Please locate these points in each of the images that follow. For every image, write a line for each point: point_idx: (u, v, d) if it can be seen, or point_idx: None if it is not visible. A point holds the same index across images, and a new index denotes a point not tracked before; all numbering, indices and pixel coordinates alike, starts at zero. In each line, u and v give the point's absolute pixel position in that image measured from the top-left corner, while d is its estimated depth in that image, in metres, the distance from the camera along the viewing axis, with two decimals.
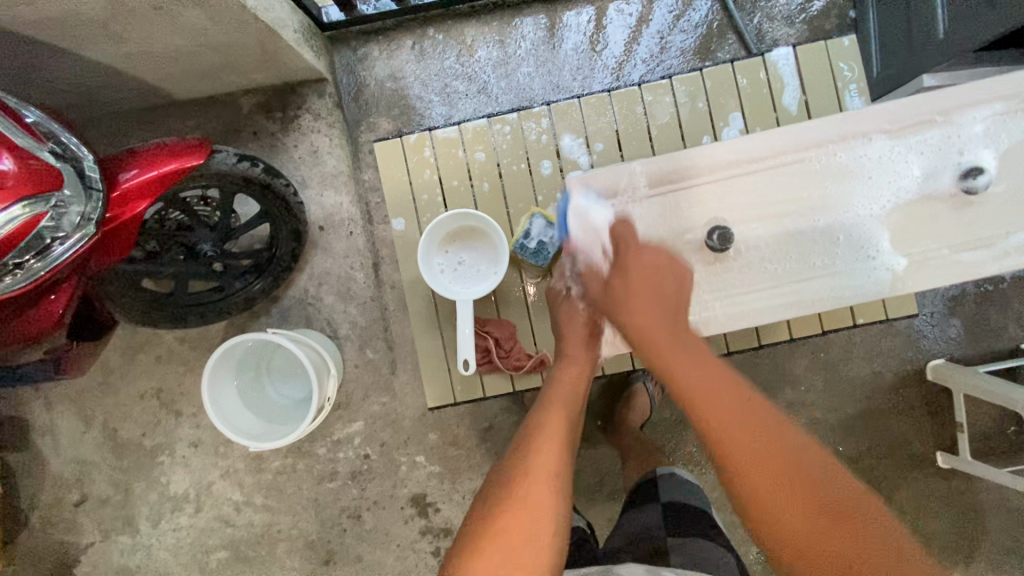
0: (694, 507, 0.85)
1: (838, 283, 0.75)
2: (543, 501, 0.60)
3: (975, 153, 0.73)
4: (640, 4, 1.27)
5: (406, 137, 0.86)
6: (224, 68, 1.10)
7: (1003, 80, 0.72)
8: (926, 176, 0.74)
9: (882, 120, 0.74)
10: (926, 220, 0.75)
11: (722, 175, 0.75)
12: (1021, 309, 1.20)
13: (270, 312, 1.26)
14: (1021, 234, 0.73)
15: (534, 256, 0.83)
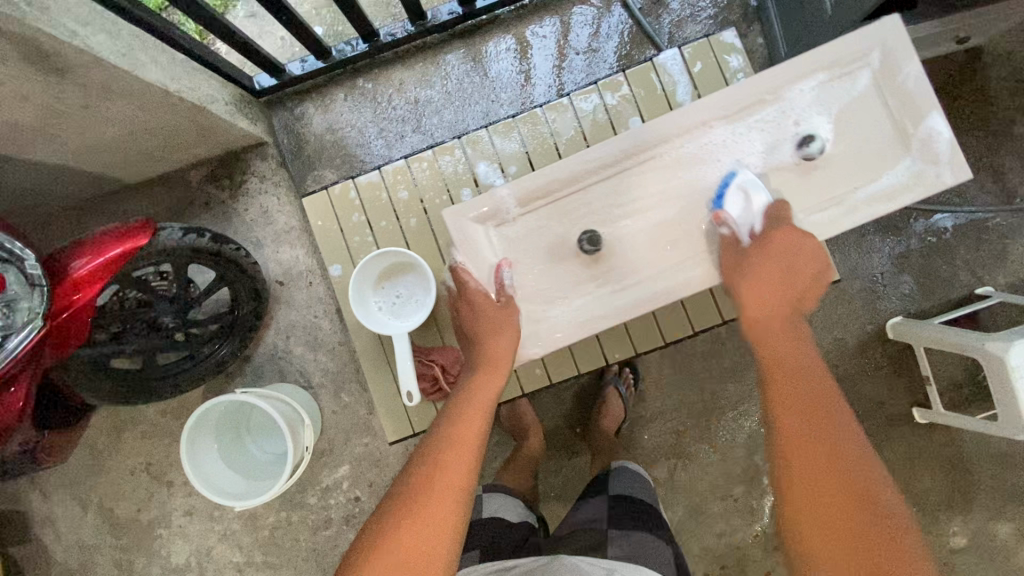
0: (639, 496, 0.94)
1: (693, 275, 0.73)
2: (445, 514, 0.66)
3: (806, 121, 0.72)
4: (553, 25, 1.33)
5: (331, 188, 0.90)
6: (164, 148, 1.15)
7: (820, 50, 0.70)
8: (768, 155, 0.73)
9: (701, 112, 0.73)
10: (774, 194, 0.72)
11: (560, 193, 0.75)
12: (967, 256, 1.22)
13: (244, 371, 1.30)
14: (865, 189, 0.71)
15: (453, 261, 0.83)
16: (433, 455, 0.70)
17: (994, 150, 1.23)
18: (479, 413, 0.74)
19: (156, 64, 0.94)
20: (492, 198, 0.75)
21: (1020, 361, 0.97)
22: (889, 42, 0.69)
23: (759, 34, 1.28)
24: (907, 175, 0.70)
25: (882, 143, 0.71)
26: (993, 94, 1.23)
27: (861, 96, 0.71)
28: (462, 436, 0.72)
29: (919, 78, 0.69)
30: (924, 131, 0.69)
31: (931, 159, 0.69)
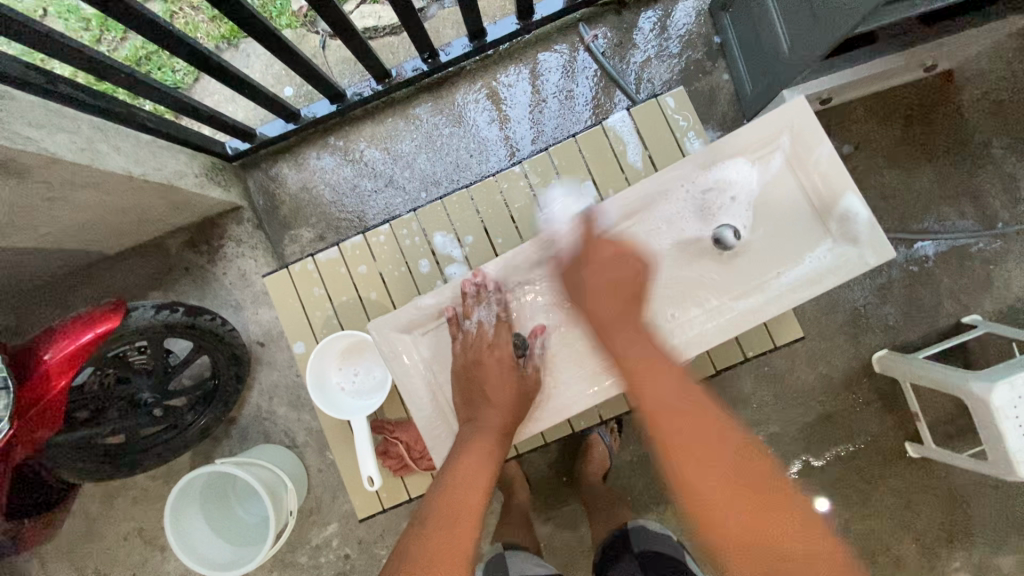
0: (668, 551, 0.88)
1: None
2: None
3: (730, 209, 0.74)
4: (519, 74, 1.33)
5: (292, 267, 0.90)
6: (139, 221, 1.18)
7: (737, 137, 0.72)
8: (686, 238, 0.75)
9: (628, 202, 0.76)
10: (699, 279, 0.74)
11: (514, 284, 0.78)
12: (952, 284, 1.20)
13: (230, 434, 1.31)
14: (787, 271, 0.71)
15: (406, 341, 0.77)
16: (439, 517, 0.62)
17: (973, 174, 1.21)
18: (482, 471, 0.66)
19: (119, 150, 0.99)
20: (441, 296, 0.76)
21: (1003, 400, 0.94)
22: (801, 125, 0.70)
23: (724, 70, 1.28)
24: (830, 257, 0.70)
25: (797, 226, 0.72)
26: (967, 118, 1.21)
27: (777, 178, 0.73)
28: (465, 499, 0.64)
29: (833, 159, 0.69)
30: (842, 213, 0.69)
31: (850, 239, 0.69)
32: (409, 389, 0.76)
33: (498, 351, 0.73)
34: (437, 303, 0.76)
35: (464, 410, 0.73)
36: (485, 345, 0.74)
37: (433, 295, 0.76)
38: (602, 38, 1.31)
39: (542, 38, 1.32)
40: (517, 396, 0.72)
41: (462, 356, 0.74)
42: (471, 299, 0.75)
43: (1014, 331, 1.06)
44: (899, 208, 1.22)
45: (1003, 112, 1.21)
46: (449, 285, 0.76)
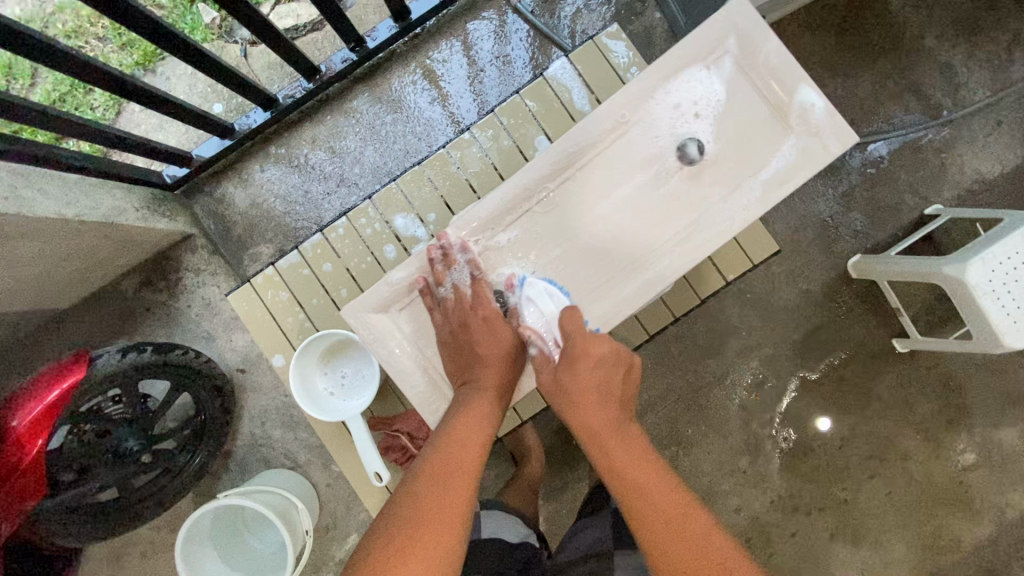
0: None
1: (624, 294, 0.70)
2: (450, 538, 0.59)
3: (689, 124, 0.69)
4: (453, 47, 1.30)
5: (254, 279, 0.87)
6: (86, 267, 1.11)
7: (682, 47, 0.69)
8: (649, 162, 0.70)
9: (584, 135, 0.70)
10: (673, 202, 0.69)
11: (483, 243, 0.72)
12: (910, 179, 1.22)
13: (229, 467, 1.27)
14: (759, 175, 0.68)
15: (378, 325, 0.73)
16: (433, 480, 0.63)
17: (912, 68, 1.22)
18: (477, 436, 0.66)
19: (44, 193, 0.95)
20: (411, 267, 0.73)
21: (978, 277, 0.96)
22: (745, 21, 0.67)
23: (655, 8, 1.27)
24: (801, 155, 0.67)
25: (759, 126, 0.68)
26: (896, 14, 1.23)
27: (732, 81, 0.68)
28: (463, 460, 0.64)
29: (781, 52, 0.67)
30: (799, 105, 0.67)
31: (812, 131, 0.67)
32: (397, 364, 0.73)
33: (483, 309, 0.71)
34: (408, 276, 0.73)
35: (456, 370, 0.72)
36: (468, 306, 0.71)
37: (402, 268, 0.73)
38: None
39: (468, 7, 1.29)
40: (508, 349, 0.70)
41: (446, 323, 0.72)
42: (441, 266, 0.72)
43: (975, 211, 1.09)
44: (848, 114, 1.23)
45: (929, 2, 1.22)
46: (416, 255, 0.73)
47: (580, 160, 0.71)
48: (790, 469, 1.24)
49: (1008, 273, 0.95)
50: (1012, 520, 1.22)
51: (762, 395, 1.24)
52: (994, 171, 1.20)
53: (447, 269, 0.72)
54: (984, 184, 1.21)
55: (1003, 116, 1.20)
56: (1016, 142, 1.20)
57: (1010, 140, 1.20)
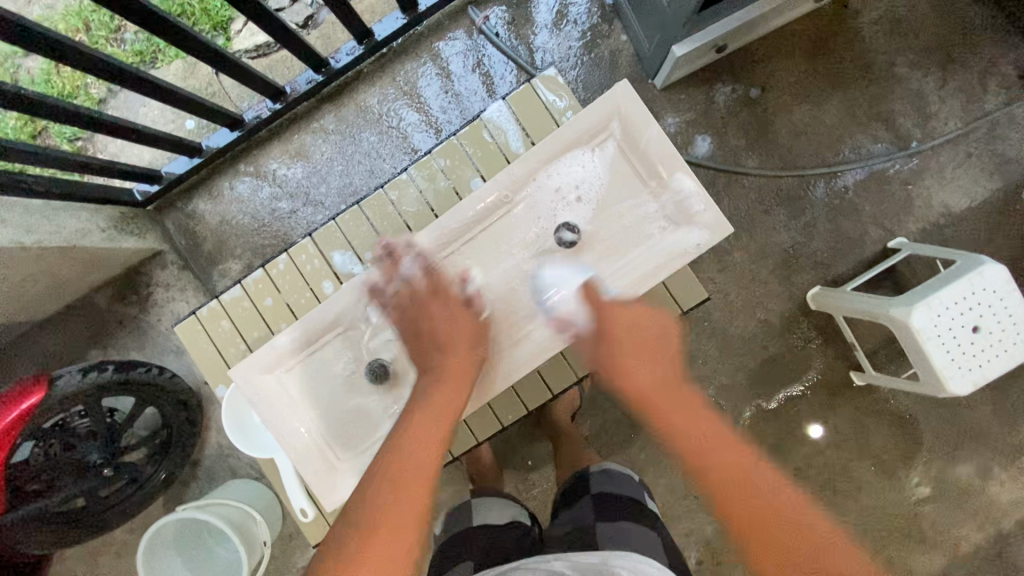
0: (625, 493, 0.84)
1: (508, 363, 0.73)
2: (404, 546, 0.58)
3: (572, 207, 0.75)
4: (427, 66, 1.30)
5: (199, 312, 0.89)
6: (56, 284, 1.16)
7: (570, 129, 0.73)
8: (531, 240, 0.75)
9: (475, 208, 0.75)
10: (554, 277, 0.74)
11: (371, 310, 0.76)
12: (874, 211, 1.20)
13: (197, 475, 1.31)
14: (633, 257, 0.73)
15: (258, 390, 0.74)
16: (390, 484, 0.61)
17: (882, 96, 1.20)
18: (427, 464, 0.63)
19: (5, 224, 0.99)
20: (294, 334, 0.74)
21: (923, 322, 0.95)
22: (627, 109, 0.72)
23: (621, 31, 1.26)
24: (675, 241, 0.72)
25: (635, 213, 0.74)
26: (868, 41, 1.20)
27: (615, 165, 0.74)
28: (415, 468, 0.62)
29: (660, 139, 0.71)
30: (677, 194, 0.72)
31: (689, 218, 0.71)
32: (280, 429, 0.74)
33: (443, 299, 0.73)
34: (291, 340, 0.74)
35: (417, 359, 0.72)
36: (421, 295, 0.74)
37: (285, 334, 0.74)
38: (495, 16, 1.28)
39: (434, 28, 1.29)
40: (472, 334, 0.72)
41: None
42: (324, 331, 0.75)
43: (933, 249, 1.07)
44: (814, 143, 1.21)
45: (902, 29, 1.19)
46: (297, 321, 0.74)
47: (472, 230, 0.75)
48: None
49: (953, 318, 0.95)
50: (966, 555, 1.22)
51: None
52: (961, 204, 1.19)
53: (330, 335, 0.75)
54: (950, 218, 1.19)
55: (972, 149, 1.19)
56: (985, 175, 1.18)
57: (979, 172, 1.18)
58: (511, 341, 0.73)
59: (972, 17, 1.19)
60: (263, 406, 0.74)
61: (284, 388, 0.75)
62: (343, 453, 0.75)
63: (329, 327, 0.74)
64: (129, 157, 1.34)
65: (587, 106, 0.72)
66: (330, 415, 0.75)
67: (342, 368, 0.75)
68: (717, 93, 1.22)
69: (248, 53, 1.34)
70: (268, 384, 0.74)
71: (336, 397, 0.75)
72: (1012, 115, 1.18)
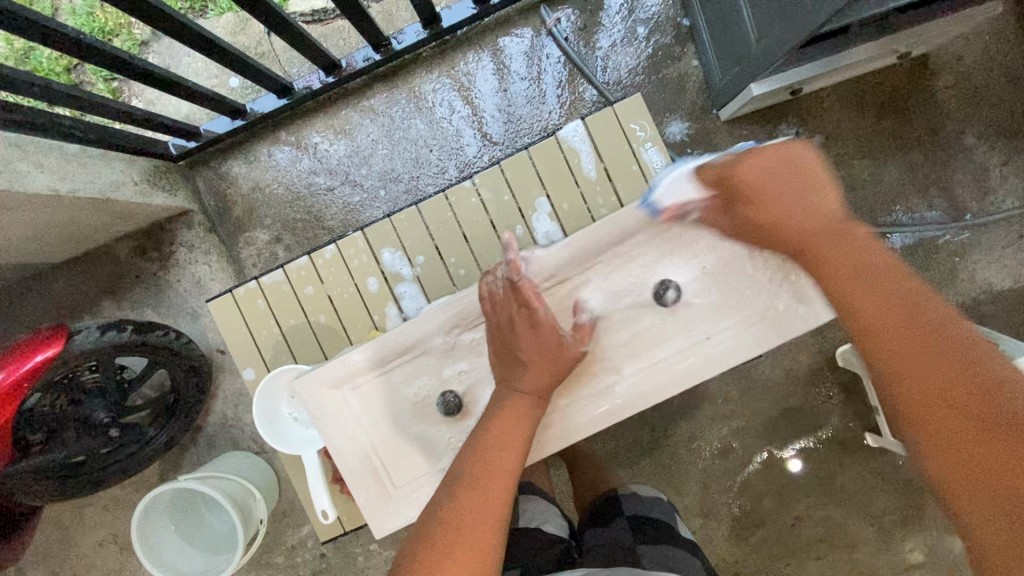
0: (655, 515, 0.79)
1: (583, 414, 0.70)
2: (483, 544, 0.56)
3: (674, 268, 0.70)
4: (489, 63, 1.26)
5: (236, 291, 0.86)
6: (81, 231, 1.12)
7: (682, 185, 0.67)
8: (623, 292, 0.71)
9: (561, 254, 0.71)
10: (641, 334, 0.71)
11: (452, 338, 0.71)
12: (917, 277, 1.19)
13: (197, 442, 1.29)
14: (728, 328, 0.68)
15: (319, 406, 0.70)
16: (468, 484, 0.59)
17: (944, 164, 1.18)
18: (496, 497, 0.58)
19: (41, 167, 0.95)
20: (369, 353, 0.70)
21: None
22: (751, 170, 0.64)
23: (693, 56, 1.22)
24: (783, 314, 0.67)
25: (742, 281, 0.68)
26: (940, 104, 1.18)
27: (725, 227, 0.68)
28: (497, 465, 0.60)
29: None
30: (793, 269, 0.66)
31: (800, 296, 0.67)
32: (340, 449, 0.70)
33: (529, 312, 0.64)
34: (366, 358, 0.71)
35: (500, 368, 0.67)
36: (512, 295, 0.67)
37: (361, 350, 0.70)
38: (566, 20, 1.24)
39: (501, 22, 1.25)
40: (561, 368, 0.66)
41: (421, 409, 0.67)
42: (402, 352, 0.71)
43: None
44: (869, 200, 1.19)
45: (977, 98, 1.17)
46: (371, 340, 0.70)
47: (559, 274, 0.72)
48: (741, 537, 1.25)
49: None
50: None
51: (727, 463, 1.24)
52: (1004, 284, 1.18)
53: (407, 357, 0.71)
54: (991, 295, 1.18)
55: None
56: None
57: None
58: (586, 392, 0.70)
59: None
60: (324, 421, 0.70)
61: (348, 406, 0.71)
62: (398, 480, 0.71)
63: (407, 350, 0.71)
64: (165, 107, 1.29)
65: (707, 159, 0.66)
66: (391, 439, 0.71)
67: (412, 394, 0.72)
68: (779, 134, 1.20)
69: (303, 17, 1.29)
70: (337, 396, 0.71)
71: (399, 422, 0.72)
72: None
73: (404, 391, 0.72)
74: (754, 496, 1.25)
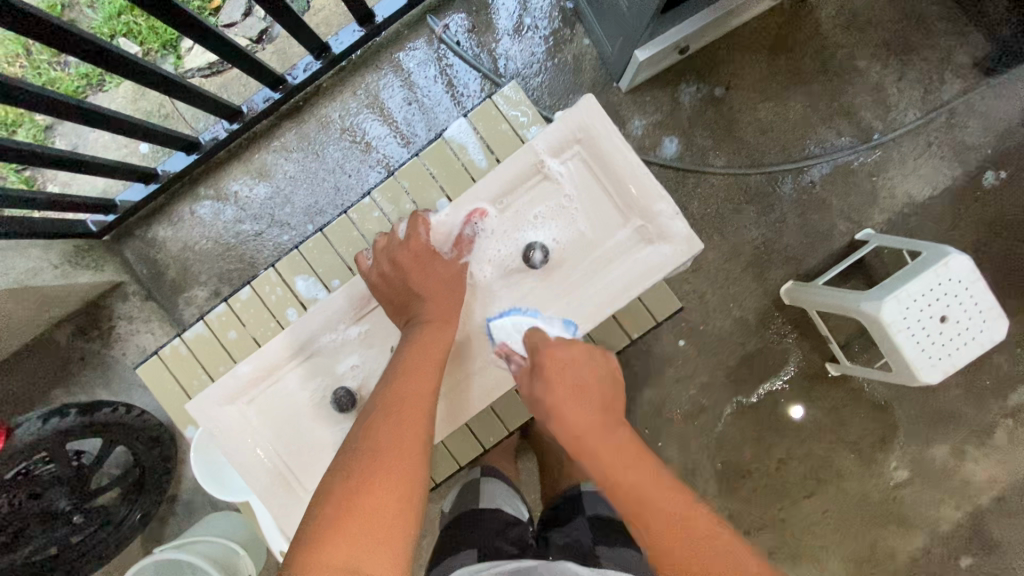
0: (616, 519, 0.80)
1: (479, 387, 0.71)
2: (410, 459, 0.55)
3: (541, 229, 0.72)
4: (393, 80, 1.27)
5: (161, 352, 0.86)
6: (12, 321, 1.11)
7: (540, 140, 0.70)
8: (501, 260, 0.72)
9: (447, 226, 0.72)
10: (520, 298, 0.72)
11: (339, 332, 0.72)
12: (842, 203, 1.22)
13: (175, 511, 1.27)
14: (603, 278, 0.70)
15: (214, 427, 0.72)
16: (387, 405, 0.58)
17: (844, 91, 1.21)
18: (416, 419, 0.58)
19: None
20: (257, 361, 0.72)
21: (893, 315, 0.97)
22: (593, 125, 0.68)
23: (584, 35, 1.24)
24: (657, 257, 0.69)
25: (608, 226, 0.71)
26: (828, 35, 1.21)
27: (581, 177, 0.71)
28: (415, 389, 0.60)
29: (626, 154, 0.68)
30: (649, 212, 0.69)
31: (663, 236, 0.69)
32: (244, 462, 0.72)
33: (415, 262, 0.69)
34: (254, 369, 0.72)
35: (399, 317, 0.69)
36: (399, 242, 0.71)
37: (248, 360, 0.71)
38: (455, 25, 1.26)
39: (393, 38, 1.26)
40: (444, 334, 0.66)
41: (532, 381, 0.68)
42: (291, 360, 0.72)
43: (900, 241, 1.09)
44: (781, 139, 1.22)
45: (860, 22, 1.21)
46: (256, 350, 0.71)
47: (443, 241, 0.72)
48: (730, 491, 1.26)
49: (921, 309, 0.97)
50: (946, 531, 1.25)
51: (700, 422, 1.25)
52: (924, 193, 1.21)
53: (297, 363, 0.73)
54: (914, 206, 1.21)
55: (933, 137, 1.21)
56: (946, 163, 1.21)
57: (941, 161, 1.21)
58: (477, 365, 0.71)
59: (928, 8, 1.20)
60: (222, 436, 0.72)
61: (252, 421, 0.73)
62: (307, 483, 0.72)
63: (294, 358, 0.72)
64: (82, 186, 1.29)
65: (552, 120, 0.70)
66: (299, 443, 0.72)
67: (309, 396, 0.73)
68: (682, 94, 1.22)
69: (200, 72, 1.30)
70: (229, 417, 0.72)
71: (303, 424, 0.73)
72: (971, 102, 1.20)
73: (303, 393, 0.73)
74: (734, 448, 1.25)
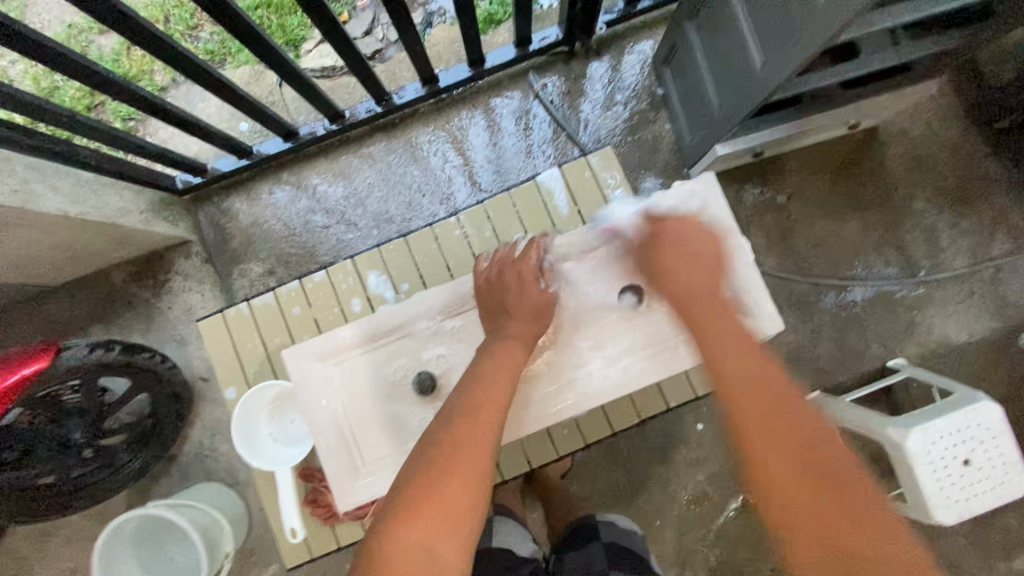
0: (631, 549, 0.80)
1: (540, 411, 0.76)
2: (480, 460, 0.58)
3: None
4: (482, 119, 1.37)
5: (226, 311, 0.90)
6: (84, 252, 1.17)
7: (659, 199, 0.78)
8: (597, 293, 0.77)
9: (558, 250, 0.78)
10: (607, 331, 0.76)
11: (436, 323, 0.77)
12: (878, 329, 1.26)
13: (170, 472, 1.27)
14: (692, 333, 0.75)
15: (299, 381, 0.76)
16: (462, 405, 0.62)
17: (897, 225, 1.28)
18: (488, 421, 0.61)
19: (55, 190, 1.02)
20: (358, 330, 0.77)
21: (918, 447, 0.98)
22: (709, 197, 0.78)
23: (666, 121, 1.35)
24: None
25: None
26: (891, 172, 1.29)
27: None
28: (489, 394, 0.63)
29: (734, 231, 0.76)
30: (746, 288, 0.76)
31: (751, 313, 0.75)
32: (319, 420, 0.75)
33: (519, 273, 0.74)
34: (355, 336, 0.77)
35: (486, 324, 0.73)
36: (512, 258, 0.76)
37: (351, 327, 0.77)
38: (553, 85, 1.37)
39: (493, 85, 1.37)
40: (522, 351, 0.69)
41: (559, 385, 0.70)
42: (385, 337, 0.77)
43: (931, 376, 1.12)
44: (831, 255, 1.28)
45: (924, 167, 1.29)
46: (358, 322, 0.77)
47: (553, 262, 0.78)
48: None
49: (946, 448, 0.98)
50: None
51: (702, 509, 1.24)
52: (960, 338, 1.25)
53: (388, 341, 0.77)
54: (948, 347, 1.25)
55: (975, 288, 1.26)
56: (985, 315, 1.25)
57: (980, 312, 1.25)
58: (535, 395, 0.76)
59: (989, 169, 1.28)
60: (303, 391, 0.76)
61: (321, 390, 0.76)
62: (368, 456, 0.75)
63: (391, 333, 0.77)
64: (177, 145, 1.38)
65: (676, 185, 0.79)
66: (368, 417, 0.75)
67: (390, 374, 0.77)
68: (746, 192, 1.30)
69: (313, 73, 1.42)
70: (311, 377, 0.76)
71: (378, 399, 0.76)
72: (1016, 263, 1.26)
73: (383, 370, 0.76)
74: (730, 544, 1.23)
